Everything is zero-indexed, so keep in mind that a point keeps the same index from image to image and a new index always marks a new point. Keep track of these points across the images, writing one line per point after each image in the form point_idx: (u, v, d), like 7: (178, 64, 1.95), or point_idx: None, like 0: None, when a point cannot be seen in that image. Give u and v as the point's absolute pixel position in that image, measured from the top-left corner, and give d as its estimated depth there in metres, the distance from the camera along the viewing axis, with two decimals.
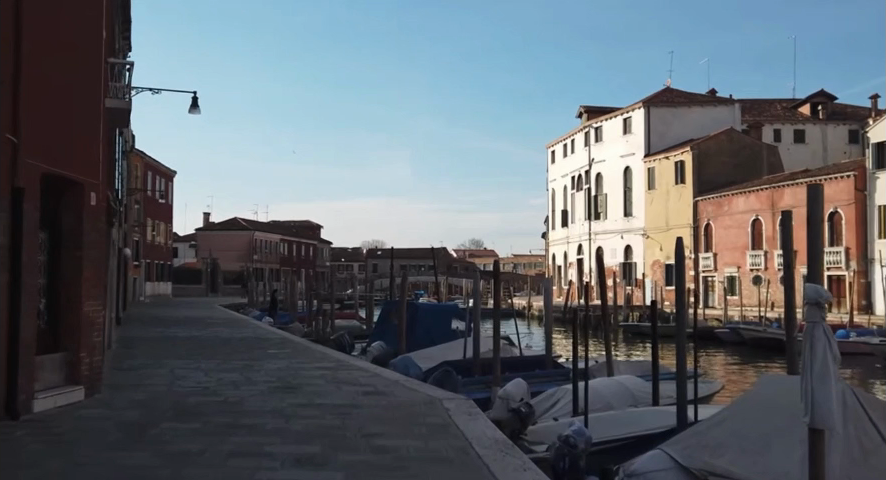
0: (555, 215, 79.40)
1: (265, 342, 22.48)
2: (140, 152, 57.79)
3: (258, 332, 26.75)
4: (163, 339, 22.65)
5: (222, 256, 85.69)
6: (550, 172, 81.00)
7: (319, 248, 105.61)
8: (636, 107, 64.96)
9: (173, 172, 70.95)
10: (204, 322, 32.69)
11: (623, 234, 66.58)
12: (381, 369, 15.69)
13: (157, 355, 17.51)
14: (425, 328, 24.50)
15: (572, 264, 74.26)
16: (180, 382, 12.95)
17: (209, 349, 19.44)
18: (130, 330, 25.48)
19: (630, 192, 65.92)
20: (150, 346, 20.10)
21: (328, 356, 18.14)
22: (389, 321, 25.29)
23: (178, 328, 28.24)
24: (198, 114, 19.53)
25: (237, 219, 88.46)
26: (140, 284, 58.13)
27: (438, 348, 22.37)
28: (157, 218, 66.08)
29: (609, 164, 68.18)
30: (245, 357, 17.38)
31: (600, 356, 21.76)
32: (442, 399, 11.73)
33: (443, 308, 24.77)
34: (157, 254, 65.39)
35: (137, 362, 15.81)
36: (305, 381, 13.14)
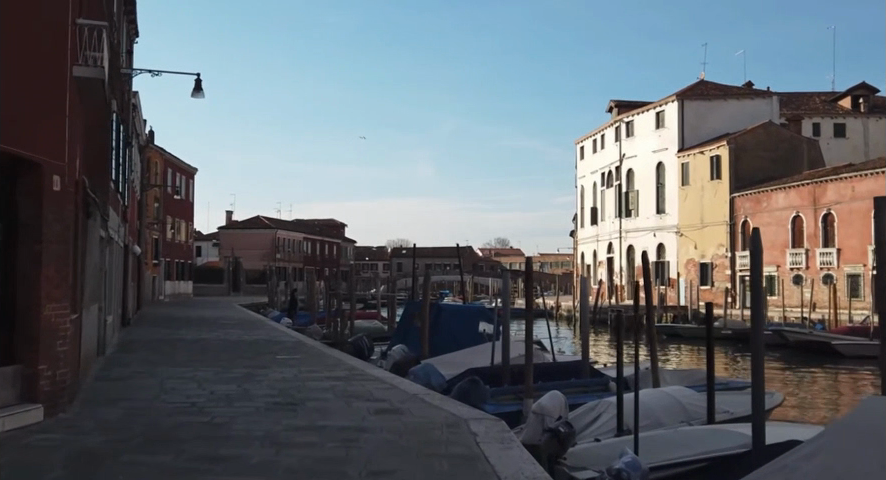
0: (584, 213, 77.16)
1: (276, 346, 20.88)
2: (159, 148, 56.68)
3: (271, 335, 25.17)
4: (170, 342, 21.15)
5: (244, 254, 84.67)
6: (578, 168, 78.81)
7: (343, 247, 104.26)
8: (669, 100, 62.65)
9: (194, 170, 69.91)
10: (217, 323, 31.28)
11: (655, 232, 64.21)
12: (399, 380, 13.94)
13: (155, 362, 15.95)
14: (449, 330, 22.69)
15: (602, 263, 71.96)
16: (168, 396, 11.33)
17: (215, 355, 17.83)
18: (136, 332, 23.98)
19: (663, 188, 63.55)
20: (150, 351, 18.50)
21: (342, 363, 16.47)
22: (411, 323, 23.50)
23: (189, 329, 26.81)
24: (201, 98, 17.87)
25: (260, 217, 87.31)
26: (159, 283, 57.17)
27: (464, 353, 20.56)
28: (178, 216, 65.10)
29: (641, 159, 65.89)
30: (250, 364, 15.75)
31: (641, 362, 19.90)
32: (468, 419, 9.95)
33: (469, 309, 22.94)
34: (178, 253, 64.33)
35: (128, 371, 14.23)
36: (309, 396, 11.45)
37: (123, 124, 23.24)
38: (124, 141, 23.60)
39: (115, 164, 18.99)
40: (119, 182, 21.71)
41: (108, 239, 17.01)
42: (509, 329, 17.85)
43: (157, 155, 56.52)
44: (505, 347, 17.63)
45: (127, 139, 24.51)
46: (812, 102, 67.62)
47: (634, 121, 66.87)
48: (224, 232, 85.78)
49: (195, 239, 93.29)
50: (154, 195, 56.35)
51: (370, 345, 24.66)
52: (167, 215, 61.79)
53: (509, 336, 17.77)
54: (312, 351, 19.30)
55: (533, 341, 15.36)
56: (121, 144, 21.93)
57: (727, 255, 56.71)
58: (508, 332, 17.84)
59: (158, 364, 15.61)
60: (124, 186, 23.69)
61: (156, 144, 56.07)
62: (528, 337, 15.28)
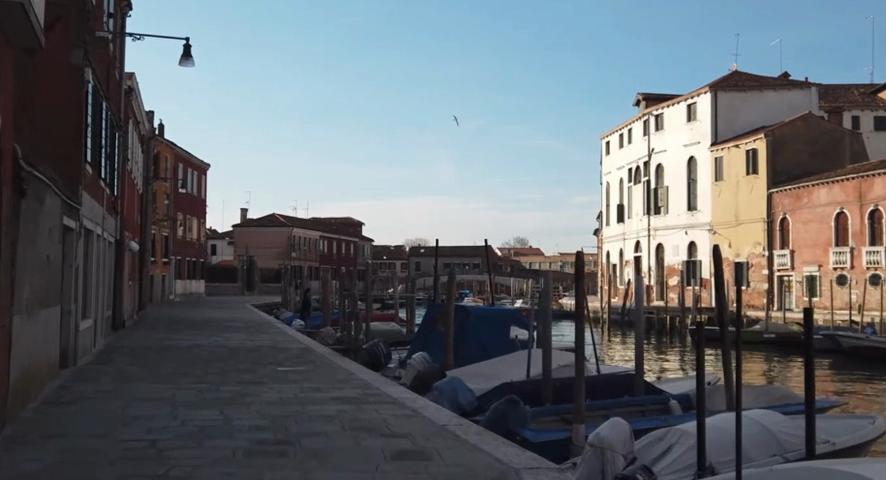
0: (610, 211, 74.06)
1: (280, 354, 18.27)
2: (168, 142, 54.45)
3: (277, 339, 22.63)
4: (159, 350, 18.59)
5: (258, 254, 82.40)
6: (603, 163, 75.79)
7: (360, 246, 101.73)
8: (701, 92, 59.56)
9: (207, 165, 67.74)
10: (222, 326, 28.77)
11: (686, 230, 60.94)
12: (423, 403, 11.34)
13: (129, 377, 13.39)
14: (477, 337, 20.03)
15: (629, 262, 68.78)
16: (123, 429, 8.76)
17: (207, 367, 15.24)
18: (126, 337, 21.52)
19: (694, 184, 60.45)
20: (135, 360, 16.07)
21: (354, 378, 13.89)
22: (433, 329, 20.81)
23: (188, 332, 24.37)
24: (191, 66, 15.56)
25: (275, 215, 85.05)
26: (169, 282, 54.95)
27: (496, 363, 17.97)
28: (190, 213, 62.87)
29: (671, 154, 62.81)
30: (245, 381, 13.18)
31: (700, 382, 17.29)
32: (519, 469, 7.33)
33: (499, 313, 20.33)
34: (190, 251, 62.03)
35: (90, 390, 11.67)
36: (308, 429, 8.86)
37: (114, 109, 20.89)
38: (115, 126, 21.26)
39: (94, 148, 16.59)
40: (108, 171, 19.31)
41: (79, 233, 14.54)
42: (551, 335, 15.20)
43: (167, 149, 54.37)
44: (546, 359, 14.98)
45: (119, 125, 22.17)
46: (850, 94, 64.24)
47: (663, 114, 63.80)
48: (238, 230, 83.49)
49: (209, 238, 91.15)
50: (164, 189, 54.20)
51: (386, 352, 22.02)
52: (177, 211, 59.51)
53: (551, 345, 15.09)
54: (321, 361, 16.72)
55: (584, 354, 12.63)
56: (109, 130, 19.56)
57: (765, 254, 53.62)
58: (550, 339, 15.18)
59: (134, 380, 13.09)
60: (115, 179, 21.37)
61: (166, 138, 53.88)
62: (579, 349, 12.59)
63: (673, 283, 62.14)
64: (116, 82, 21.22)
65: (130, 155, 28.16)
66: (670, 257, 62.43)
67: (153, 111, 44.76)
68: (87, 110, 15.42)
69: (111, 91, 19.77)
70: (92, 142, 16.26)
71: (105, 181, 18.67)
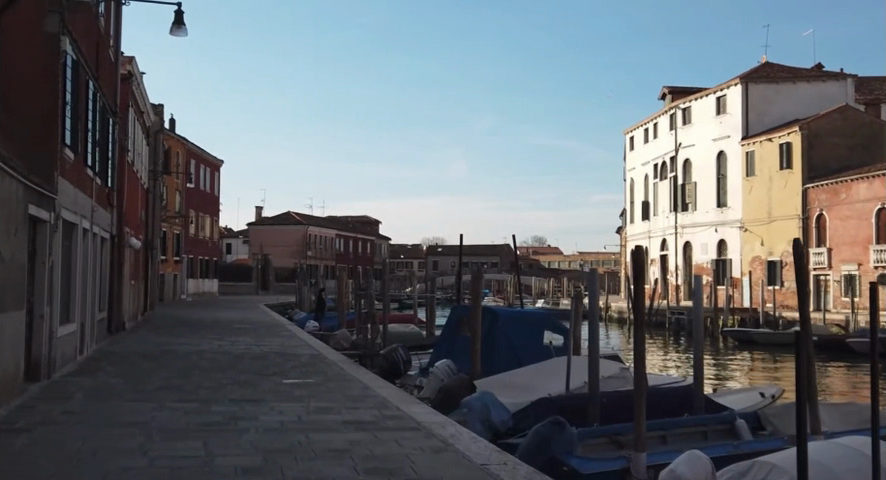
0: (634, 208, 71.62)
1: (287, 362, 16.31)
2: (179, 138, 52.84)
3: (287, 345, 20.71)
4: (154, 356, 16.71)
5: (273, 252, 80.76)
6: (627, 158, 73.48)
7: (377, 245, 99.79)
8: (732, 84, 57.10)
9: (220, 161, 66.15)
10: (231, 328, 26.94)
11: (716, 227, 58.48)
12: (455, 430, 9.36)
13: (107, 393, 11.48)
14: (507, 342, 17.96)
15: (654, 261, 66.40)
16: (73, 472, 6.84)
17: (201, 379, 13.32)
18: (122, 342, 19.64)
19: (724, 179, 58.08)
20: (125, 371, 14.20)
21: (371, 395, 11.90)
22: (458, 334, 18.79)
23: (192, 335, 22.51)
24: (181, 34, 14.14)
25: (290, 212, 83.34)
26: (181, 282, 53.32)
27: (531, 373, 15.94)
28: (203, 211, 61.24)
29: (700, 148, 60.40)
30: (243, 399, 11.22)
31: (765, 401, 15.44)
32: None
33: (531, 316, 18.28)
34: (202, 249, 60.34)
35: (53, 411, 9.78)
36: (310, 474, 6.87)
37: (108, 95, 19.11)
38: (110, 114, 19.51)
39: (77, 132, 14.70)
40: (98, 160, 17.49)
41: (54, 226, 12.63)
42: (598, 345, 13.15)
43: (178, 144, 52.75)
44: (593, 373, 12.94)
45: (114, 114, 20.37)
46: None
47: (691, 107, 61.35)
48: (253, 228, 81.82)
49: (224, 236, 89.63)
50: (176, 185, 52.66)
51: (408, 358, 20.06)
52: (189, 208, 57.85)
53: (597, 356, 13.04)
54: (334, 371, 14.74)
55: (644, 367, 10.55)
56: (100, 116, 17.77)
57: (800, 251, 51.01)
58: (597, 349, 13.13)
59: (111, 397, 11.17)
60: (110, 170, 19.60)
61: (176, 133, 52.27)
62: (638, 361, 10.50)
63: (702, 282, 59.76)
64: (110, 65, 19.47)
65: (132, 146, 26.37)
66: (699, 256, 60.04)
67: (161, 104, 43.17)
68: (65, 90, 13.56)
69: (102, 72, 17.96)
70: (75, 127, 14.40)
71: (94, 171, 16.86)
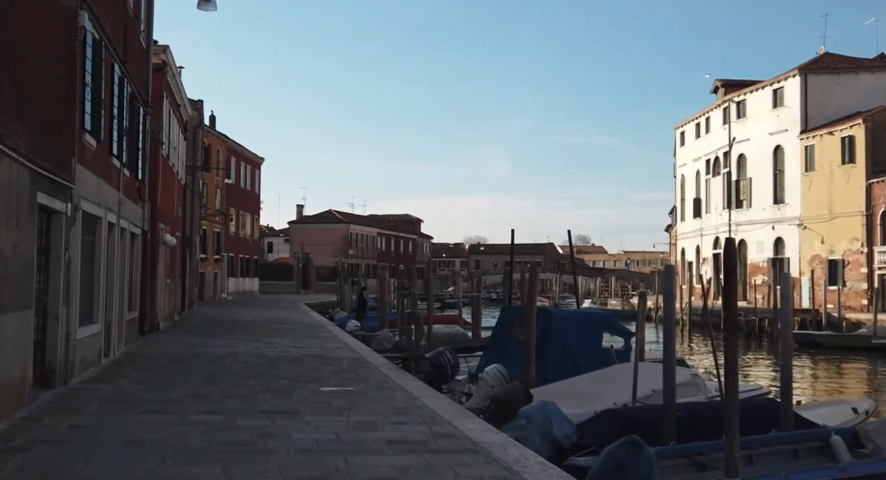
0: (685, 205, 69.33)
1: (326, 366, 15.04)
2: (220, 135, 52.27)
3: (328, 347, 19.51)
4: (183, 360, 15.58)
5: (315, 251, 80.12)
6: (678, 155, 71.20)
7: (418, 243, 98.65)
8: (790, 76, 54.65)
9: (261, 159, 65.59)
10: (270, 328, 25.87)
11: (772, 224, 56.02)
12: (519, 453, 7.92)
13: (125, 403, 10.28)
14: (565, 347, 16.43)
15: (707, 260, 64.10)
16: None
17: (233, 386, 12.09)
18: (153, 343, 18.60)
19: (782, 174, 55.65)
20: (151, 376, 13.06)
21: (419, 407, 10.52)
22: (509, 337, 17.33)
23: (228, 336, 21.43)
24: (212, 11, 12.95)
25: (332, 211, 82.64)
26: (222, 280, 52.75)
27: (593, 383, 14.43)
28: (243, 209, 60.68)
29: (755, 143, 58.02)
30: (276, 411, 9.93)
31: (860, 418, 13.74)
32: None
33: (590, 318, 16.72)
34: (244, 247, 59.80)
35: (58, 426, 8.60)
36: None
37: (138, 83, 18.10)
38: (140, 103, 18.49)
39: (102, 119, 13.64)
40: (127, 151, 16.43)
41: (71, 220, 11.51)
42: (675, 350, 11.56)
43: (218, 141, 52.16)
44: (669, 384, 11.37)
45: (145, 103, 19.34)
46: None
47: (746, 100, 58.97)
48: (294, 227, 81.30)
49: (266, 235, 89.33)
50: (216, 183, 52.16)
51: (456, 361, 18.69)
52: (230, 206, 57.30)
53: (674, 364, 11.46)
54: (376, 378, 13.38)
55: (739, 377, 8.97)
56: (130, 104, 16.73)
57: (864, 250, 48.36)
58: (674, 356, 11.55)
59: (128, 409, 9.97)
60: (140, 163, 18.55)
61: (217, 130, 51.75)
62: (730, 371, 8.92)
63: (757, 282, 57.40)
64: (140, 51, 18.45)
65: (167, 140, 25.44)
66: (754, 254, 57.63)
67: (201, 100, 42.54)
68: (87, 71, 12.47)
69: (131, 57, 16.89)
70: (99, 113, 13.34)
71: (122, 162, 15.84)
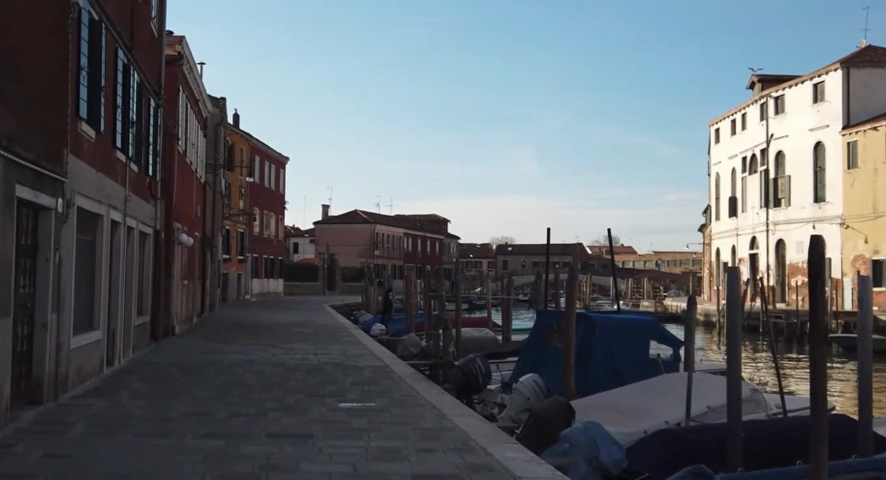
0: (720, 204, 67.32)
1: (347, 377, 13.79)
2: (243, 134, 51.42)
3: (350, 353, 18.31)
4: (193, 369, 14.40)
5: (340, 251, 79.19)
6: (712, 152, 69.26)
7: (445, 244, 97.40)
8: (831, 69, 52.61)
9: (285, 158, 64.75)
10: (291, 332, 24.74)
11: (813, 224, 53.94)
12: None
13: (116, 423, 9.07)
14: (609, 357, 15.07)
15: (743, 260, 62.13)
16: None
17: (242, 401, 10.84)
18: (164, 349, 17.49)
19: (822, 172, 53.62)
20: (155, 389, 11.88)
21: (450, 429, 9.21)
22: (547, 345, 15.97)
23: (246, 341, 20.28)
24: None
25: (358, 211, 81.64)
26: (246, 281, 51.92)
27: (643, 399, 12.99)
28: (268, 209, 59.86)
29: (794, 139, 56.05)
30: (286, 434, 8.66)
31: None
32: None
33: (634, 324, 15.38)
34: (268, 248, 59.01)
35: (31, 455, 7.39)
36: None
37: (148, 74, 16.98)
38: (151, 94, 17.36)
39: (102, 108, 12.43)
40: (134, 145, 15.32)
41: (63, 216, 10.32)
42: (740, 363, 10.06)
43: (242, 140, 51.39)
44: (734, 401, 9.88)
45: (157, 95, 18.23)
46: None
47: (785, 95, 57.00)
48: (320, 228, 80.46)
49: (291, 236, 88.58)
50: (239, 182, 51.41)
51: (488, 369, 17.38)
52: (254, 206, 56.49)
53: (739, 380, 9.96)
54: (401, 391, 12.06)
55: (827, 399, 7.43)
56: (139, 94, 15.61)
57: None
58: (739, 369, 10.05)
59: (120, 429, 8.74)
60: (151, 157, 17.45)
61: (240, 129, 50.95)
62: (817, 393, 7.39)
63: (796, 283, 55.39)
64: (151, 39, 17.34)
65: (184, 136, 24.37)
66: (792, 255, 55.56)
67: (223, 97, 41.70)
68: (83, 52, 11.22)
69: (139, 43, 15.77)
70: (99, 100, 12.11)
71: (129, 156, 14.72)
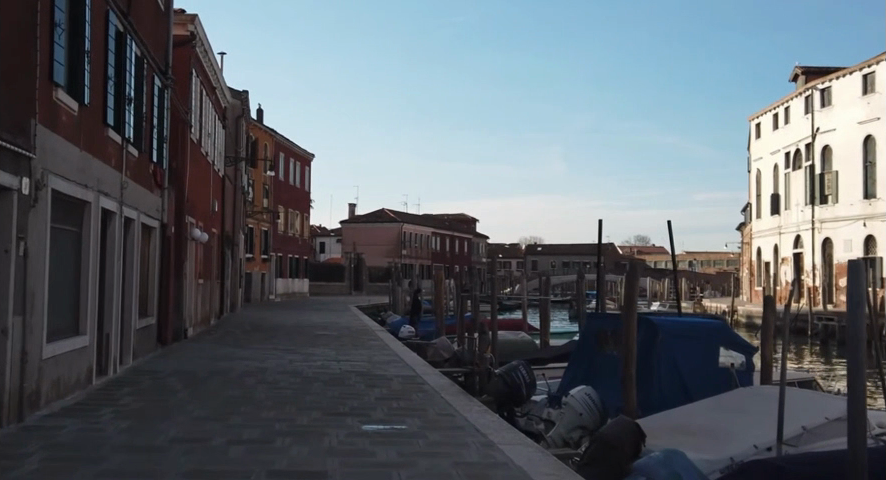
0: (762, 202, 64.63)
1: (375, 390, 11.90)
2: (268, 130, 49.96)
3: (377, 360, 16.43)
4: (199, 379, 12.57)
5: (367, 251, 77.55)
6: (753, 148, 66.67)
7: (474, 243, 95.31)
8: (882, 59, 49.77)
9: (311, 155, 63.20)
10: (313, 335, 23.06)
11: (863, 221, 51.02)
12: None
13: (84, 455, 7.23)
14: (673, 367, 13.09)
15: (786, 260, 59.43)
16: None
17: (246, 422, 8.97)
18: (169, 356, 15.74)
19: (873, 167, 50.78)
20: (147, 406, 10.05)
21: (501, 465, 7.26)
22: (600, 351, 13.97)
23: (262, 345, 18.45)
24: None
25: (385, 210, 79.98)
26: (270, 281, 50.35)
27: (723, 420, 11.10)
28: (293, 207, 58.32)
29: (842, 133, 53.29)
30: (293, 472, 6.79)
31: None
32: None
33: (700, 327, 13.39)
34: (293, 247, 57.57)
35: None
36: None
37: (151, 48, 15.21)
38: (155, 71, 15.58)
39: (87, 74, 10.60)
40: (134, 127, 13.54)
41: (29, 200, 8.56)
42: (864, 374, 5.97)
43: (266, 136, 49.95)
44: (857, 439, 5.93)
45: (164, 74, 16.46)
46: None
47: (832, 87, 54.29)
48: (347, 226, 78.93)
49: (318, 235, 87.21)
50: (263, 179, 49.92)
51: (533, 377, 15.47)
52: (279, 204, 55.01)
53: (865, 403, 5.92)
54: (437, 410, 10.09)
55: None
56: (138, 69, 13.80)
57: None
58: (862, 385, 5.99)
59: (82, 465, 6.86)
60: (156, 143, 15.72)
61: (265, 124, 49.46)
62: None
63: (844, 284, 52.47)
64: (153, 10, 15.50)
65: (198, 125, 22.64)
66: (840, 254, 52.58)
67: (246, 90, 40.13)
68: (59, 7, 9.40)
69: (138, 10, 13.93)
70: (83, 65, 10.30)
71: (126, 138, 12.93)
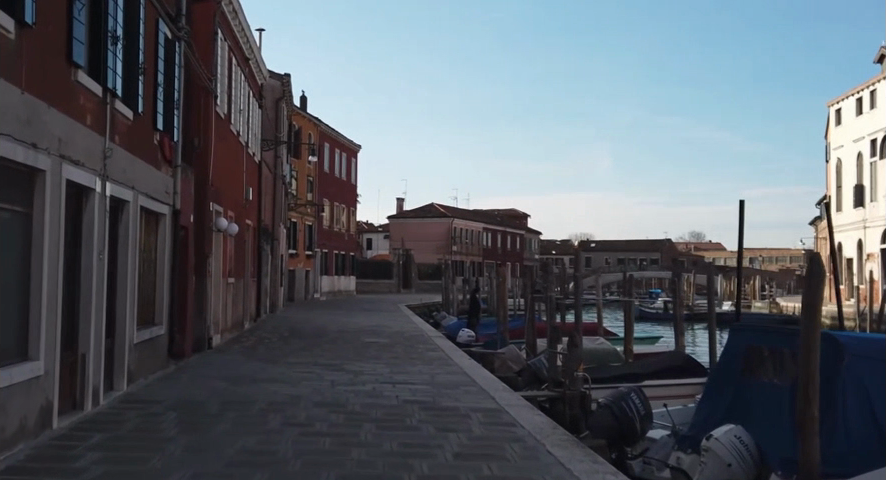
0: (843, 194, 59.43)
1: (451, 436, 8.36)
2: (312, 118, 46.92)
3: (441, 381, 12.88)
4: (206, 416, 9.16)
5: (416, 248, 74.17)
6: (833, 136, 61.53)
7: (526, 240, 91.35)
8: None
9: (357, 147, 60.03)
10: (360, 344, 19.64)
11: None
12: None
13: None
14: (865, 400, 9.30)
15: (873, 256, 54.18)
16: None
17: None
18: (176, 376, 12.41)
19: None
20: (111, 470, 6.66)
21: None
22: (751, 380, 10.21)
23: (297, 361, 15.07)
24: None
25: (433, 204, 76.60)
26: (314, 279, 47.18)
27: None
28: (339, 201, 55.22)
29: None
30: None
31: None
32: None
33: None
34: (339, 243, 54.48)
35: None
36: None
37: None
38: (160, 14, 12.22)
39: None
40: (124, 76, 10.18)
41: None
42: None
43: (310, 125, 46.93)
44: None
45: (173, 22, 13.09)
46: None
47: None
48: (395, 222, 75.67)
49: (365, 231, 84.21)
50: (306, 169, 46.85)
51: (650, 408, 11.91)
52: (324, 197, 51.99)
53: None
54: None
55: None
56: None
57: None
58: None
59: None
60: (163, 107, 12.35)
61: (309, 112, 46.48)
62: None
63: None
64: None
65: (227, 99, 19.36)
66: None
67: (289, 73, 36.99)
68: None
69: None
70: None
71: (110, 90, 9.56)
